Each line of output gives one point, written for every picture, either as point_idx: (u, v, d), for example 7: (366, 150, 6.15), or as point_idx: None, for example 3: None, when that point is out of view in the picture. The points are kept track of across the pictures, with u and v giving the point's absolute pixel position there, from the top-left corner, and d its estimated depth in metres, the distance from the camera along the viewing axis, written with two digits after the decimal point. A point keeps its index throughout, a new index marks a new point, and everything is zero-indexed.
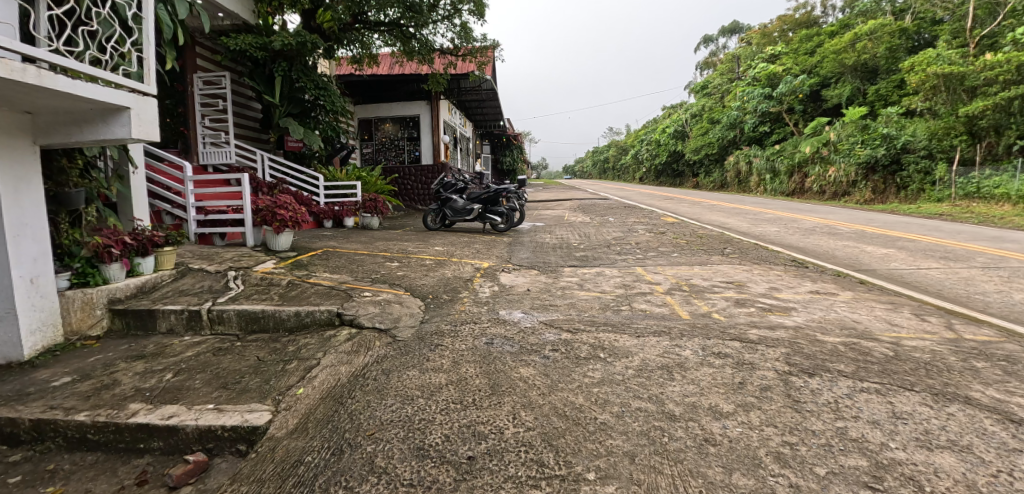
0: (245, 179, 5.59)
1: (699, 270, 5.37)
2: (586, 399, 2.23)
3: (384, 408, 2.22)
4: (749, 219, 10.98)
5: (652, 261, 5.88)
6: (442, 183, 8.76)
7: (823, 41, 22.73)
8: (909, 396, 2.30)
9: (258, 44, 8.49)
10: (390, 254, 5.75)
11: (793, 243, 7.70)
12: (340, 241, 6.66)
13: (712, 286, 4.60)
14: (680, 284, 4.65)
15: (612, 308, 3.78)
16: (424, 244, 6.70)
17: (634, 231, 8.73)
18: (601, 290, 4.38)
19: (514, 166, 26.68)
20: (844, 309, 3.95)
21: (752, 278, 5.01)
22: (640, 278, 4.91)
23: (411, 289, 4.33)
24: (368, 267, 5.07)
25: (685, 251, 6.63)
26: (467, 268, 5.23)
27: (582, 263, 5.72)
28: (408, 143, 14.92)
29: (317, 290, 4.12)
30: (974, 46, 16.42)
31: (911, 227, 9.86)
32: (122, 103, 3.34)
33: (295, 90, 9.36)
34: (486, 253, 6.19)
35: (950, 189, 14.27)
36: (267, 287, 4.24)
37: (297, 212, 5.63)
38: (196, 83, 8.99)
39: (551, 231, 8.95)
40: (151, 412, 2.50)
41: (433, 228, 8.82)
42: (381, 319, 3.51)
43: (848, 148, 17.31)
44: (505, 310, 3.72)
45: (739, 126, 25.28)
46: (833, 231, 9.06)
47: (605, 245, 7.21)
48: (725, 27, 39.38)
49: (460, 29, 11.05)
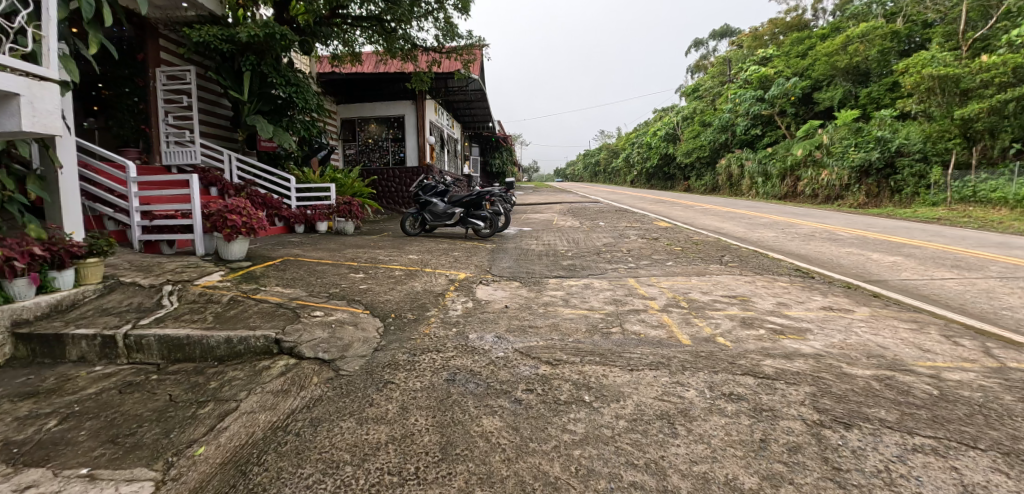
0: (194, 180, 4.99)
1: (697, 281, 4.88)
2: (563, 469, 1.74)
3: (298, 485, 1.71)
4: (743, 224, 10.56)
5: (644, 271, 5.38)
6: (420, 186, 8.19)
7: (814, 44, 22.59)
8: (975, 458, 1.87)
9: (224, 36, 7.88)
10: (357, 264, 5.17)
11: (794, 250, 7.27)
12: (305, 248, 6.07)
13: (713, 302, 4.11)
14: (678, 300, 4.14)
15: (600, 332, 3.26)
16: (399, 251, 6.15)
17: (625, 237, 8.22)
18: (590, 307, 3.86)
19: (503, 169, 26.17)
20: (866, 332, 3.49)
21: (755, 291, 4.53)
22: (632, 292, 4.39)
23: (371, 307, 3.77)
24: (329, 279, 4.49)
25: (680, 260, 6.14)
26: (440, 280, 4.68)
27: (569, 274, 5.20)
28: (392, 144, 14.36)
29: (261, 310, 3.54)
30: (966, 49, 16.26)
31: (912, 232, 9.50)
32: (11, 90, 2.79)
33: (265, 85, 8.75)
34: (465, 262, 5.67)
35: (946, 192, 14.05)
36: (204, 305, 3.66)
37: (252, 213, 5.03)
38: (158, 77, 8.43)
39: (537, 236, 8.44)
40: (7, 480, 1.96)
41: (412, 233, 8.28)
42: (328, 346, 2.93)
43: (841, 152, 17.00)
44: (475, 334, 3.18)
45: (730, 129, 24.98)
46: (833, 237, 8.64)
47: (595, 252, 6.71)
48: (717, 31, 39.43)
49: (444, 24, 10.55)
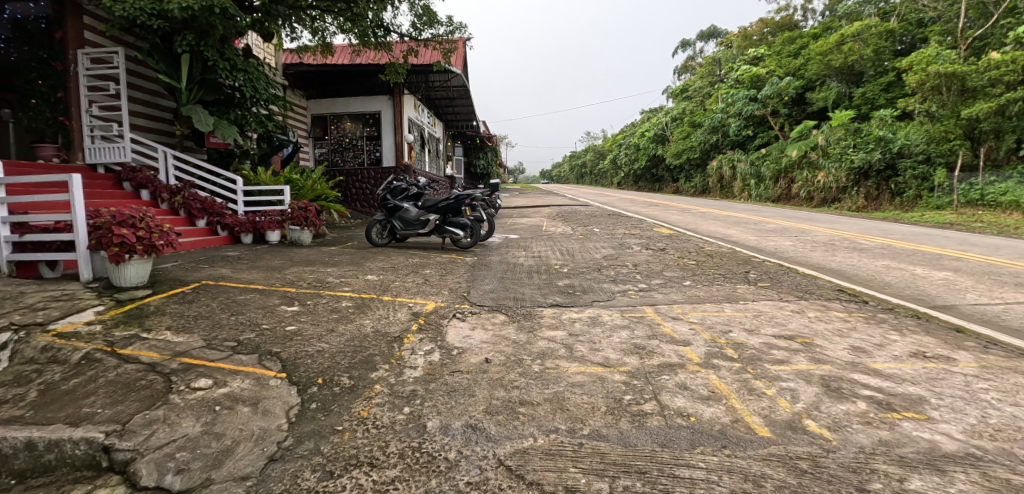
0: (75, 181, 3.77)
1: (733, 313, 3.79)
2: None
3: None
4: (752, 231, 9.55)
5: (661, 297, 4.28)
6: (388, 188, 6.99)
7: (806, 43, 21.98)
8: None
9: (153, 9, 6.52)
10: (295, 290, 3.93)
11: (824, 263, 6.26)
12: (240, 266, 4.84)
13: (769, 348, 3.05)
14: (721, 346, 3.05)
15: (628, 414, 2.15)
16: (356, 268, 4.95)
17: (626, 247, 7.16)
18: (604, 361, 2.74)
19: (488, 170, 25.04)
20: (1002, 402, 2.45)
21: (815, 330, 3.46)
22: (656, 330, 3.31)
23: (292, 366, 2.57)
24: (248, 315, 3.28)
25: (699, 278, 5.09)
26: (402, 313, 3.53)
27: (568, 301, 4.08)
28: (367, 142, 13.17)
29: (115, 380, 2.35)
30: (965, 48, 15.64)
31: (935, 240, 8.63)
32: None
33: (207, 70, 7.43)
34: (438, 284, 4.52)
35: (951, 195, 13.30)
36: (38, 370, 2.47)
37: (154, 225, 3.81)
38: (80, 60, 7.11)
39: (525, 247, 7.31)
40: None
41: (380, 243, 7.11)
42: (189, 458, 1.83)
43: (838, 152, 16.20)
44: (439, 424, 2.05)
45: (721, 130, 24.10)
46: (856, 246, 7.67)
47: (595, 268, 5.60)
48: (704, 31, 38.95)
49: (420, 8, 9.42)
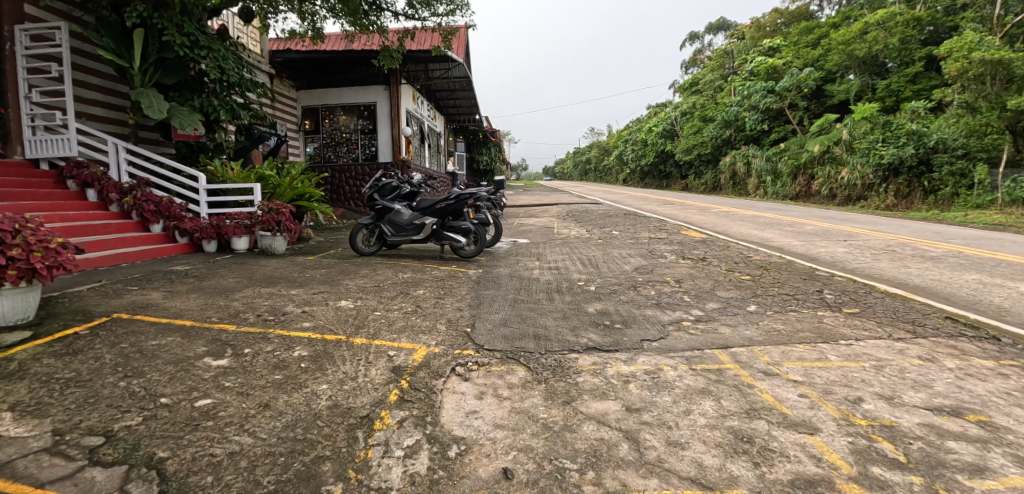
0: None
1: (845, 363, 2.69)
2: None
3: None
4: (791, 234, 8.41)
5: (731, 333, 3.19)
6: (376, 186, 5.87)
7: (825, 33, 20.81)
8: None
9: None
10: (234, 329, 2.86)
11: (904, 279, 5.11)
12: (179, 287, 3.78)
13: (939, 436, 1.98)
14: (867, 434, 1.97)
15: None
16: (328, 290, 3.86)
17: (657, 256, 6.04)
18: (698, 476, 1.70)
19: (491, 166, 23.87)
20: None
21: (977, 396, 2.37)
22: (756, 397, 2.23)
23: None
24: (146, 378, 2.21)
25: (766, 302, 3.99)
26: (377, 368, 2.44)
27: (609, 341, 2.99)
28: (362, 136, 12.09)
29: None
30: (1002, 35, 14.39)
31: (1003, 245, 7.48)
32: None
33: (164, 48, 6.31)
34: (433, 314, 3.43)
35: (994, 193, 11.96)
36: None
37: (36, 239, 2.74)
38: (18, 38, 6.01)
39: (538, 255, 6.20)
40: None
41: (367, 252, 6.04)
42: None
43: (864, 147, 14.93)
44: None
45: (734, 124, 22.77)
46: (923, 255, 6.53)
47: (628, 286, 4.50)
48: (713, 24, 37.65)
49: None
